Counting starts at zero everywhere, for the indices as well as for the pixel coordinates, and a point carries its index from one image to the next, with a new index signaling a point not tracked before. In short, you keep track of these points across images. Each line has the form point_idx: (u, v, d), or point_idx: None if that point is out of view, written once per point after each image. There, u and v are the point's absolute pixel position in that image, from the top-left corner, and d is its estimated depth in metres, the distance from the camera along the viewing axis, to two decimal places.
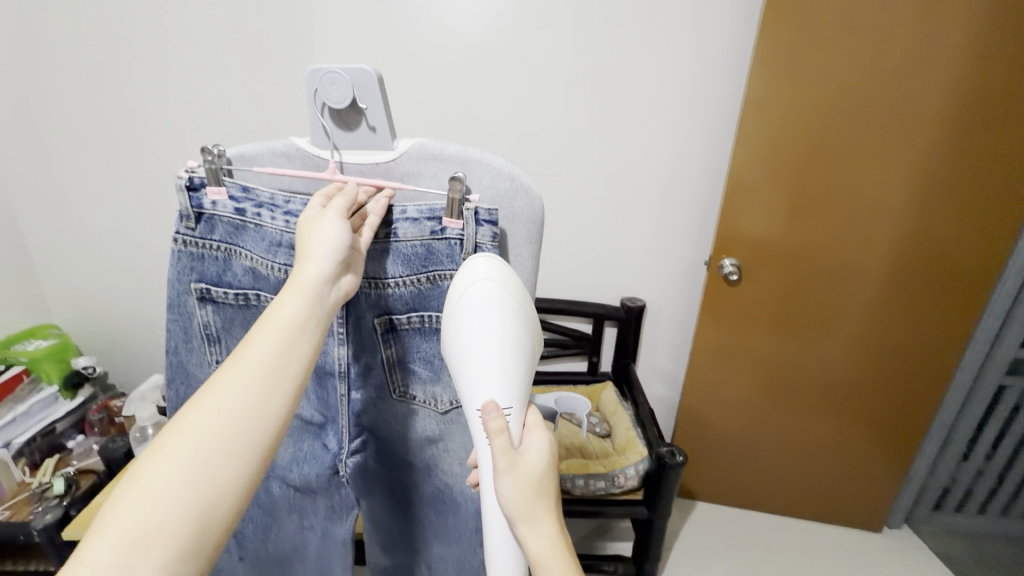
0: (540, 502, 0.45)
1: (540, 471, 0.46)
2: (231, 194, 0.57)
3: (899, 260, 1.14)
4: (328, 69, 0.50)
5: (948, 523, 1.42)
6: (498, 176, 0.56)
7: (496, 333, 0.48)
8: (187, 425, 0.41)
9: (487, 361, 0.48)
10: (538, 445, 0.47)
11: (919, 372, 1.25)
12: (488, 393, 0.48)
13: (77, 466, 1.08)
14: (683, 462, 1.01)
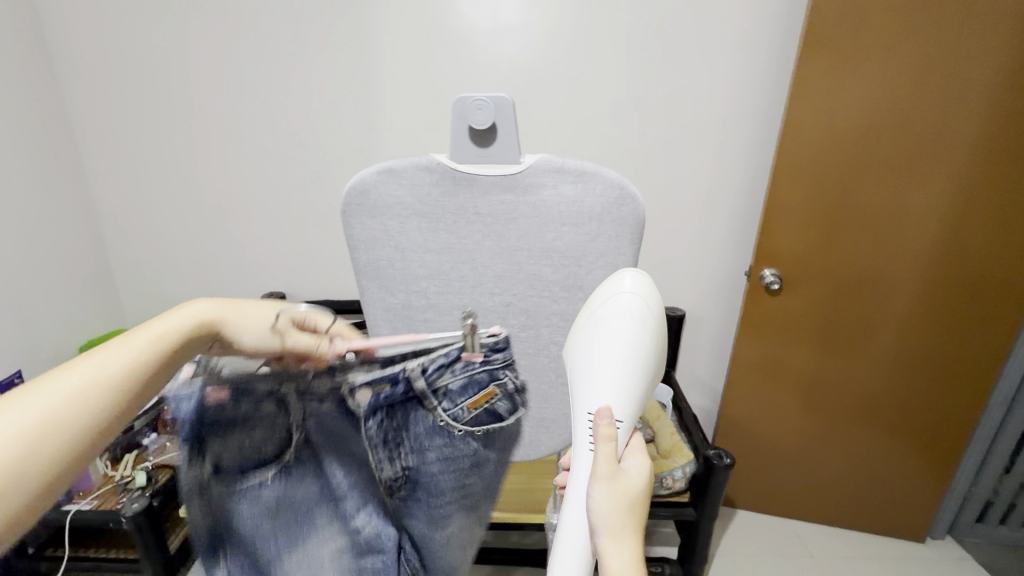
0: (629, 519, 0.50)
1: (637, 489, 0.51)
2: (454, 371, 0.51)
3: (938, 271, 1.17)
4: (475, 97, 0.57)
5: (993, 536, 1.41)
6: (609, 186, 0.59)
7: (623, 344, 0.50)
8: (32, 390, 0.39)
9: (613, 371, 0.51)
10: (637, 467, 0.52)
11: (961, 382, 1.26)
12: (605, 401, 0.51)
13: (154, 460, 1.15)
14: (731, 463, 1.04)
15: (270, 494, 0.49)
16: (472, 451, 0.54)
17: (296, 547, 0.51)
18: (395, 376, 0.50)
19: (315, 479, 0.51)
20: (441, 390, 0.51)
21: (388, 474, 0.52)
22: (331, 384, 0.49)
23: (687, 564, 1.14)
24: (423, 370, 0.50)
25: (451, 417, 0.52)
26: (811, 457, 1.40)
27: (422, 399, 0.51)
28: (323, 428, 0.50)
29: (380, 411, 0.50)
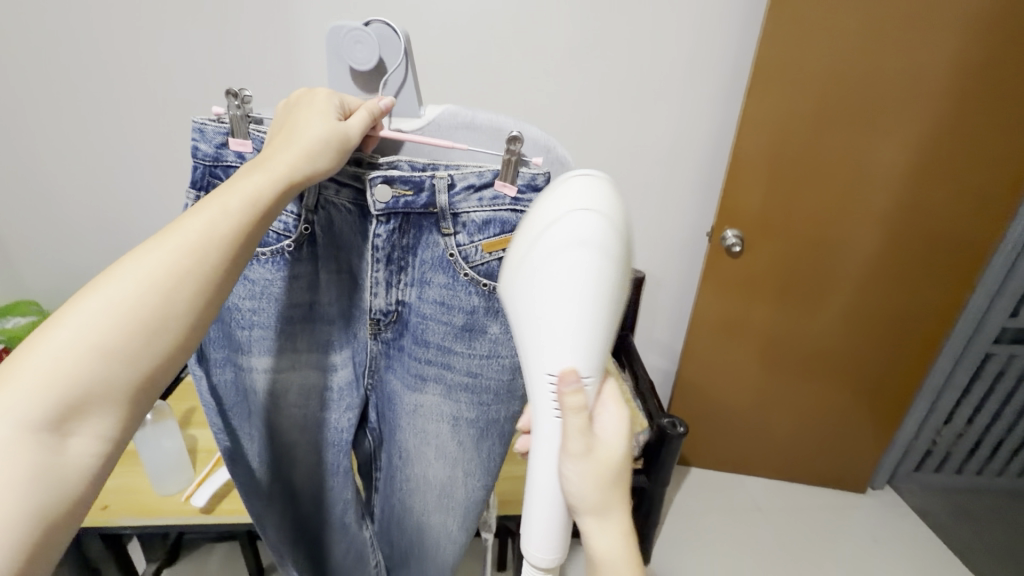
0: (613, 492, 0.43)
1: (619, 458, 0.43)
2: (482, 202, 0.45)
3: (900, 228, 1.14)
4: (350, 26, 0.42)
5: (930, 484, 1.48)
6: (532, 146, 0.45)
7: (588, 284, 0.37)
8: (98, 287, 0.33)
9: (573, 317, 0.39)
10: (615, 426, 0.43)
11: (909, 340, 1.27)
12: (569, 358, 0.40)
13: None
14: (684, 432, 1.02)
15: (256, 278, 0.48)
16: (475, 307, 0.48)
17: (274, 350, 0.52)
18: (420, 184, 0.44)
19: (310, 288, 0.51)
20: (463, 218, 0.45)
21: (379, 306, 0.49)
22: (354, 198, 0.48)
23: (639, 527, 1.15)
24: (452, 185, 0.44)
25: (464, 254, 0.46)
26: (763, 412, 1.40)
27: (440, 220, 0.45)
28: (333, 233, 0.50)
29: (397, 217, 0.46)
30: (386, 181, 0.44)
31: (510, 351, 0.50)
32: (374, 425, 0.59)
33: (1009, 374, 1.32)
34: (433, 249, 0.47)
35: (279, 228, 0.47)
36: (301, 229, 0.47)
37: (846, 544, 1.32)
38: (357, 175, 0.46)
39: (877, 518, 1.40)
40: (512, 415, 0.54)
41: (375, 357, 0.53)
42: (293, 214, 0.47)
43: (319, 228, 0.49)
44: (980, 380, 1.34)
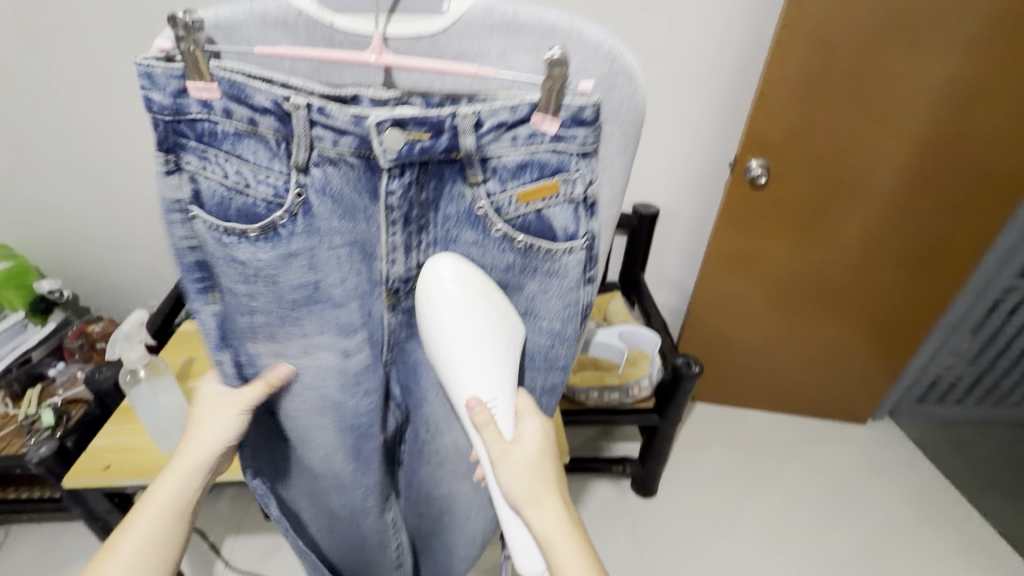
0: (541, 481, 0.45)
1: (535, 454, 0.45)
2: (516, 142, 0.38)
3: (929, 157, 1.07)
4: None
5: (931, 415, 1.50)
6: (593, 55, 0.36)
7: (473, 334, 0.43)
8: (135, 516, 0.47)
9: (461, 362, 0.44)
10: (532, 431, 0.46)
11: (925, 276, 1.24)
12: (468, 389, 0.44)
13: (62, 395, 1.00)
14: (699, 371, 1.00)
15: (256, 261, 0.40)
16: (511, 264, 0.44)
17: (287, 337, 0.45)
18: (438, 124, 0.36)
19: (312, 267, 0.41)
20: (494, 162, 0.39)
21: (398, 274, 0.45)
22: (355, 147, 0.37)
23: (648, 462, 1.16)
24: (479, 123, 0.37)
25: (495, 206, 0.41)
26: (774, 349, 1.38)
27: (466, 167, 0.39)
28: (331, 196, 0.39)
29: (412, 168, 0.39)
30: (395, 123, 0.36)
31: (552, 314, 0.47)
32: (398, 400, 0.57)
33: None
34: (456, 204, 0.42)
35: (264, 192, 0.38)
36: (294, 194, 0.38)
37: (849, 471, 1.35)
38: (357, 116, 0.36)
39: (877, 447, 1.43)
40: (552, 380, 0.52)
41: (394, 332, 0.49)
42: (283, 176, 0.38)
43: (315, 192, 0.38)
44: (994, 313, 1.33)
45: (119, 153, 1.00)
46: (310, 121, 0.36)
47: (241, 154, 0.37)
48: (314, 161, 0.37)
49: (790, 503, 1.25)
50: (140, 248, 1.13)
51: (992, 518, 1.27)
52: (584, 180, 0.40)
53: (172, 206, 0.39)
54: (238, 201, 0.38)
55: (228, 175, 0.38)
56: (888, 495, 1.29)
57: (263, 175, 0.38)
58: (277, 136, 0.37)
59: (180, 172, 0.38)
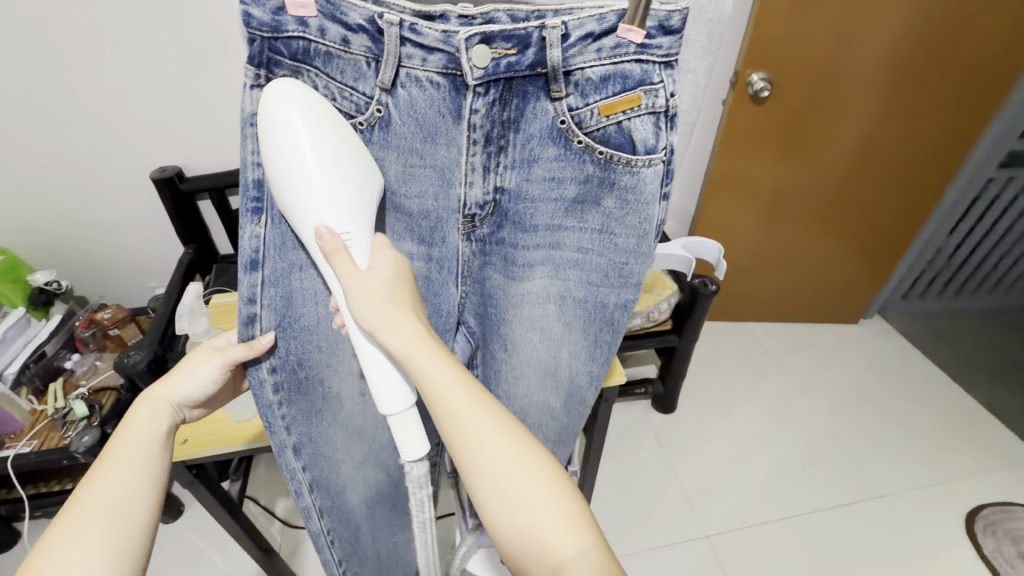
0: (396, 304, 0.40)
1: (389, 280, 0.41)
2: (600, 53, 0.40)
3: (925, 52, 1.07)
4: None
5: (914, 309, 1.61)
6: None
7: (317, 153, 0.37)
8: (67, 525, 0.39)
9: (306, 184, 0.38)
10: (386, 263, 0.41)
11: (919, 173, 1.27)
12: (313, 216, 0.39)
13: (88, 385, 0.98)
14: (716, 290, 1.04)
15: None
16: (591, 177, 0.45)
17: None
18: (526, 38, 0.39)
19: (395, 179, 0.44)
20: (576, 76, 0.41)
21: (475, 199, 0.45)
22: (444, 65, 0.40)
23: (668, 381, 1.22)
24: (566, 35, 0.39)
25: (577, 119, 0.42)
26: (770, 265, 1.44)
27: (551, 82, 0.41)
28: (416, 116, 0.42)
29: (497, 85, 0.41)
30: (483, 40, 0.39)
31: (626, 230, 0.47)
32: (471, 327, 0.53)
33: (1005, 197, 1.38)
34: (536, 131, 0.43)
35: (348, 107, 0.40)
36: (376, 108, 0.41)
37: (847, 367, 1.45)
38: (447, 33, 0.39)
39: (870, 343, 1.53)
40: (624, 299, 0.50)
41: (467, 262, 0.48)
42: (365, 95, 0.40)
43: (400, 109, 0.41)
44: (976, 205, 1.40)
45: (96, 126, 0.93)
46: (401, 39, 0.38)
47: (329, 73, 0.39)
48: (401, 80, 0.40)
49: (796, 401, 1.35)
50: (136, 227, 1.08)
51: (972, 392, 1.39)
52: (666, 91, 0.42)
53: (251, 122, 0.39)
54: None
55: (319, 90, 0.40)
56: (881, 383, 1.40)
57: (348, 93, 0.40)
58: (368, 56, 0.39)
59: (272, 88, 0.39)
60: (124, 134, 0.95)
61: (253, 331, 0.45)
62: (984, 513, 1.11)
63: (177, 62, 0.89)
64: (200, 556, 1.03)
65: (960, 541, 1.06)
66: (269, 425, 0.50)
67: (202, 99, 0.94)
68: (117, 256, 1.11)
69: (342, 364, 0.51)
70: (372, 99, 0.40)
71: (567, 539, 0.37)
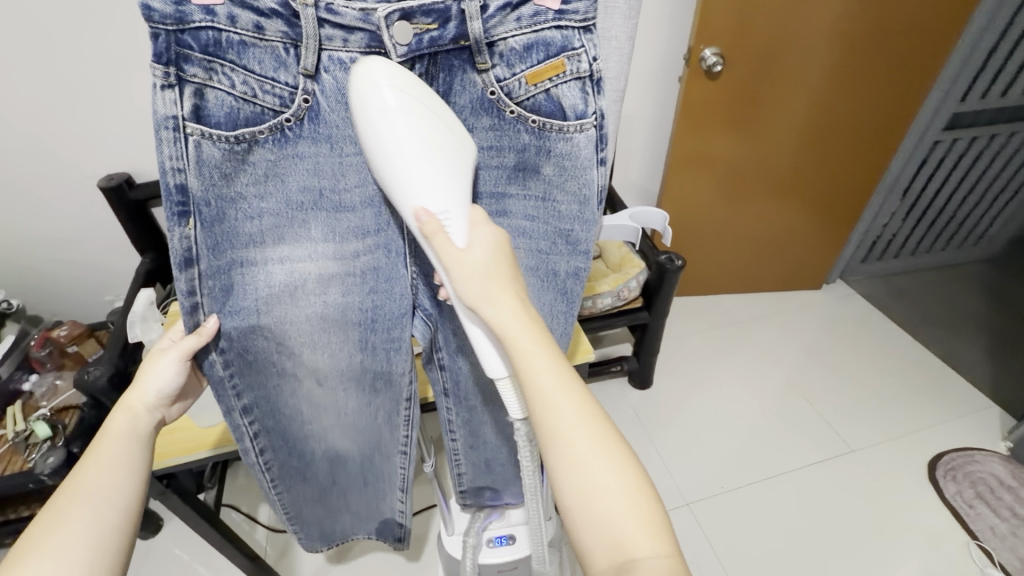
0: (501, 286, 0.40)
1: (489, 261, 0.40)
2: (521, 22, 0.40)
3: (865, 20, 1.10)
4: None
5: (874, 272, 1.67)
6: None
7: (413, 133, 0.37)
8: (52, 517, 0.39)
9: (405, 169, 0.38)
10: (485, 238, 0.41)
11: (869, 139, 1.31)
12: (413, 199, 0.39)
13: (49, 406, 0.94)
14: (682, 265, 1.07)
15: (264, 162, 0.40)
16: (526, 146, 0.44)
17: (292, 242, 0.44)
18: (446, 12, 0.38)
19: (330, 174, 0.42)
20: (500, 47, 0.41)
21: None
22: (366, 45, 0.39)
23: (642, 357, 1.25)
24: (485, 7, 0.39)
25: (507, 90, 0.42)
26: (735, 238, 1.47)
27: (475, 54, 0.40)
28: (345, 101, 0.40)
29: (422, 61, 0.40)
30: (403, 16, 0.38)
31: (568, 197, 0.47)
32: (427, 310, 0.54)
33: (950, 157, 1.44)
34: (467, 104, 0.42)
35: (272, 102, 0.39)
36: (302, 98, 0.39)
37: (813, 331, 1.50)
38: (365, 11, 0.37)
39: (835, 307, 1.58)
40: (574, 266, 0.51)
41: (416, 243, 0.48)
42: (288, 86, 0.39)
43: (327, 96, 0.40)
44: (925, 167, 1.45)
45: (29, 135, 0.88)
46: (319, 21, 0.37)
47: (246, 65, 0.37)
48: (325, 65, 0.39)
49: (766, 368, 1.39)
50: (86, 239, 1.04)
51: (930, 345, 1.46)
52: (589, 55, 0.42)
53: (165, 124, 0.36)
54: (246, 110, 0.38)
55: (236, 84, 0.37)
56: (846, 345, 1.45)
57: (270, 85, 0.38)
58: (285, 42, 0.38)
59: (184, 86, 0.36)
60: (59, 141, 0.90)
61: (197, 318, 0.43)
62: (944, 459, 1.16)
63: (112, 65, 0.85)
64: (184, 569, 1.01)
65: (924, 487, 1.12)
66: (219, 395, 0.49)
67: (143, 101, 0.90)
68: (70, 271, 1.07)
69: (296, 356, 0.51)
70: (294, 91, 0.39)
71: (645, 539, 0.37)
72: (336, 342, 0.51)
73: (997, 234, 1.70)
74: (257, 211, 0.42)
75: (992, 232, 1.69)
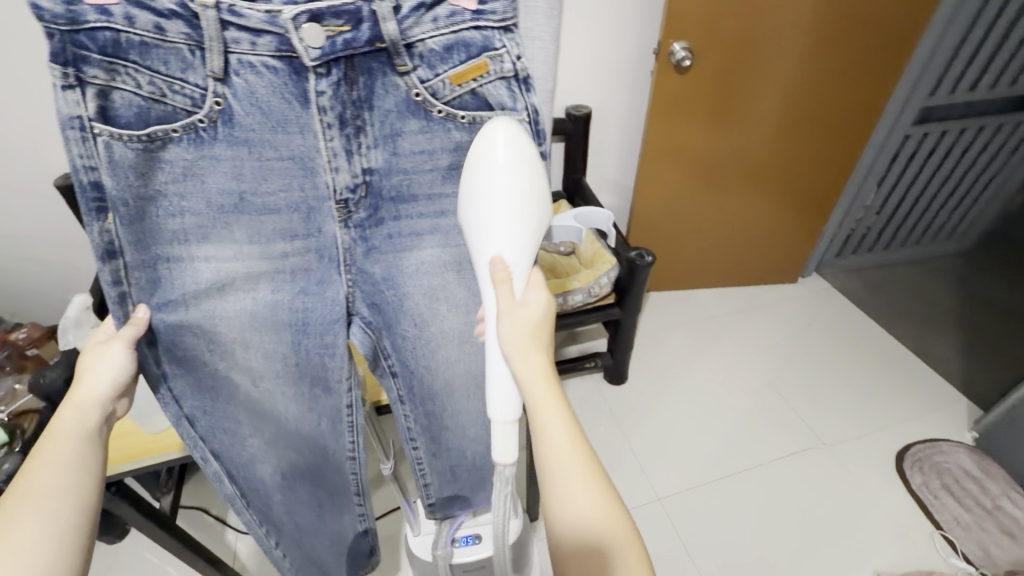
0: (533, 340, 0.45)
1: (536, 319, 0.46)
2: (437, 23, 0.41)
3: (834, 15, 1.10)
4: None
5: (848, 265, 1.69)
6: None
7: (511, 196, 0.42)
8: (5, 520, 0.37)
9: (494, 222, 0.43)
10: (538, 301, 0.47)
11: (836, 134, 1.32)
12: (494, 248, 0.44)
13: (7, 410, 0.89)
14: (652, 261, 1.07)
15: (181, 162, 0.41)
16: (460, 142, 0.46)
17: (217, 241, 0.45)
18: (358, 13, 0.39)
19: (252, 177, 0.43)
20: (419, 48, 0.41)
21: (344, 183, 0.45)
22: (276, 48, 0.39)
23: (616, 353, 1.25)
24: (398, 8, 0.39)
25: (432, 91, 0.43)
26: (713, 231, 1.48)
27: (394, 56, 0.41)
28: (259, 105, 0.41)
29: (338, 65, 0.40)
30: (313, 17, 0.38)
31: None
32: (364, 317, 0.52)
33: (921, 151, 1.45)
34: (393, 108, 0.43)
35: (183, 102, 0.39)
36: (214, 101, 0.40)
37: (787, 324, 1.51)
38: (271, 13, 0.38)
39: (809, 300, 1.59)
40: None
41: (349, 249, 0.48)
42: (198, 88, 0.39)
43: (238, 99, 0.40)
44: (897, 161, 1.46)
45: None
46: (222, 23, 0.37)
47: (151, 66, 0.38)
48: (234, 67, 0.39)
49: (741, 363, 1.40)
50: (45, 239, 1.01)
51: (902, 338, 1.47)
52: (511, 55, 0.43)
53: (70, 124, 0.37)
54: (157, 110, 0.39)
55: (142, 85, 0.38)
56: (819, 339, 1.47)
57: (179, 86, 0.39)
58: (189, 44, 0.38)
59: (87, 88, 0.37)
60: (9, 139, 0.87)
61: (127, 307, 0.44)
62: (912, 450, 1.18)
63: None
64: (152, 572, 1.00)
65: (891, 479, 1.14)
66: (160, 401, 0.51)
67: None
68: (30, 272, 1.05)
69: (231, 358, 0.50)
70: (203, 92, 0.39)
71: None
72: (272, 343, 0.50)
73: (971, 227, 1.72)
74: (180, 210, 0.43)
75: (964, 227, 1.71)
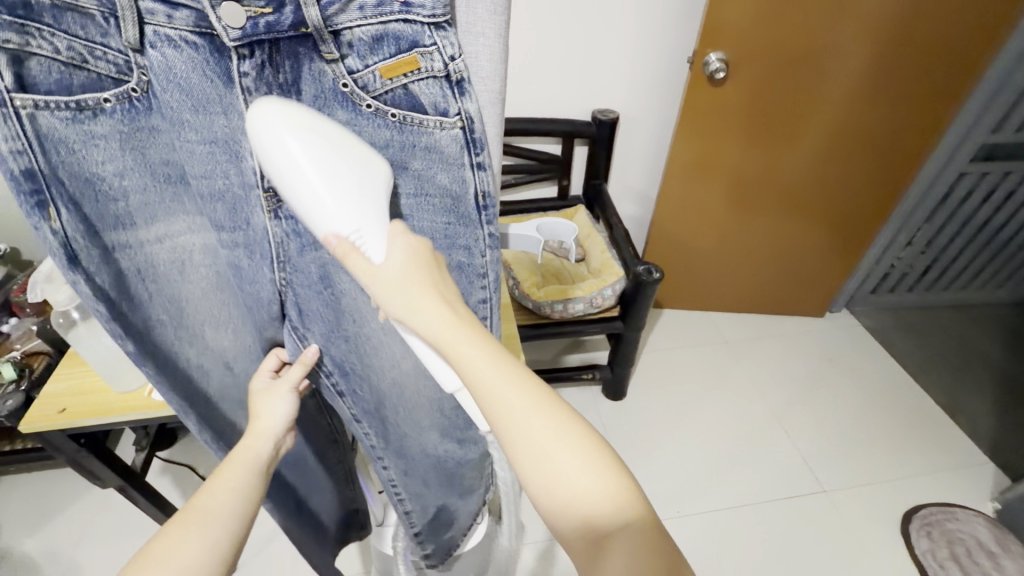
0: (421, 286, 0.38)
1: (406, 269, 0.38)
2: (365, 11, 0.36)
3: (893, 38, 1.03)
4: None
5: (884, 305, 1.58)
6: None
7: (315, 171, 0.34)
8: None
9: (307, 200, 0.35)
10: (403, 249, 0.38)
11: (881, 162, 1.23)
12: (321, 228, 0.36)
13: (22, 351, 0.82)
14: (659, 278, 1.02)
15: (110, 136, 0.36)
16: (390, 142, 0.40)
17: (166, 218, 0.41)
18: None
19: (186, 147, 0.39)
20: (347, 37, 0.36)
21: None
22: (195, 24, 0.34)
23: (615, 367, 1.21)
24: None
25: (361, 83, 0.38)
26: (736, 251, 1.41)
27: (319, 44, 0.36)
28: (179, 82, 0.36)
29: (260, 49, 0.36)
30: None
31: (440, 190, 0.43)
32: (294, 320, 0.48)
33: (979, 191, 1.34)
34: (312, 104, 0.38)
35: (108, 70, 0.34)
36: (139, 73, 0.35)
37: (804, 358, 1.44)
38: None
39: (836, 336, 1.50)
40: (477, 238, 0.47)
41: (281, 243, 0.43)
42: (121, 55, 0.34)
43: (159, 76, 0.35)
44: (949, 198, 1.35)
45: None
46: None
47: (67, 30, 0.32)
48: (150, 39, 0.34)
49: (747, 395, 1.33)
50: None
51: (931, 390, 1.37)
52: (443, 54, 0.38)
53: None
54: (79, 78, 0.34)
55: (63, 53, 0.32)
56: (837, 379, 1.38)
57: (101, 52, 0.33)
58: (102, 10, 0.33)
59: None
60: None
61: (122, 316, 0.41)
62: (922, 513, 1.09)
63: None
64: None
65: (892, 541, 1.06)
66: None
67: None
68: None
69: (199, 340, 0.49)
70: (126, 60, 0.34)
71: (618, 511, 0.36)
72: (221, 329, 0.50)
73: None
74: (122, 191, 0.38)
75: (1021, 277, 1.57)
